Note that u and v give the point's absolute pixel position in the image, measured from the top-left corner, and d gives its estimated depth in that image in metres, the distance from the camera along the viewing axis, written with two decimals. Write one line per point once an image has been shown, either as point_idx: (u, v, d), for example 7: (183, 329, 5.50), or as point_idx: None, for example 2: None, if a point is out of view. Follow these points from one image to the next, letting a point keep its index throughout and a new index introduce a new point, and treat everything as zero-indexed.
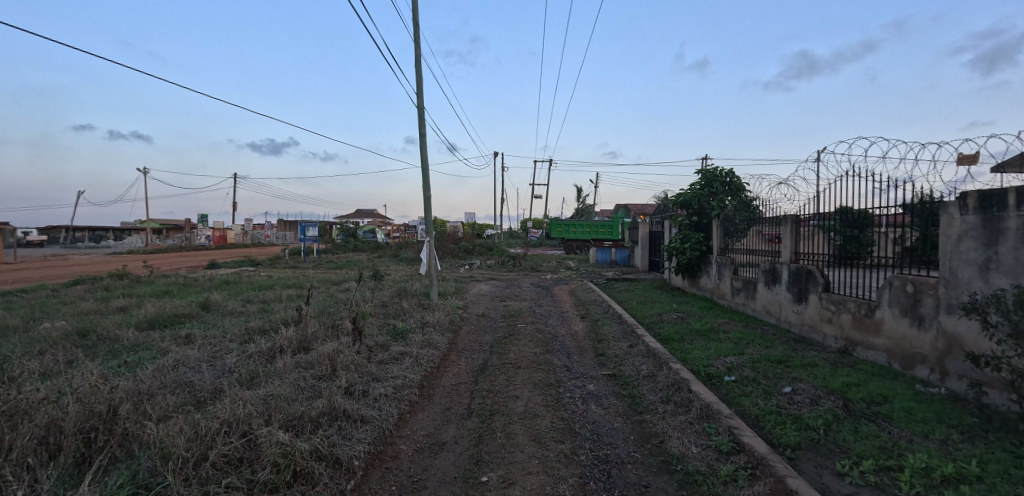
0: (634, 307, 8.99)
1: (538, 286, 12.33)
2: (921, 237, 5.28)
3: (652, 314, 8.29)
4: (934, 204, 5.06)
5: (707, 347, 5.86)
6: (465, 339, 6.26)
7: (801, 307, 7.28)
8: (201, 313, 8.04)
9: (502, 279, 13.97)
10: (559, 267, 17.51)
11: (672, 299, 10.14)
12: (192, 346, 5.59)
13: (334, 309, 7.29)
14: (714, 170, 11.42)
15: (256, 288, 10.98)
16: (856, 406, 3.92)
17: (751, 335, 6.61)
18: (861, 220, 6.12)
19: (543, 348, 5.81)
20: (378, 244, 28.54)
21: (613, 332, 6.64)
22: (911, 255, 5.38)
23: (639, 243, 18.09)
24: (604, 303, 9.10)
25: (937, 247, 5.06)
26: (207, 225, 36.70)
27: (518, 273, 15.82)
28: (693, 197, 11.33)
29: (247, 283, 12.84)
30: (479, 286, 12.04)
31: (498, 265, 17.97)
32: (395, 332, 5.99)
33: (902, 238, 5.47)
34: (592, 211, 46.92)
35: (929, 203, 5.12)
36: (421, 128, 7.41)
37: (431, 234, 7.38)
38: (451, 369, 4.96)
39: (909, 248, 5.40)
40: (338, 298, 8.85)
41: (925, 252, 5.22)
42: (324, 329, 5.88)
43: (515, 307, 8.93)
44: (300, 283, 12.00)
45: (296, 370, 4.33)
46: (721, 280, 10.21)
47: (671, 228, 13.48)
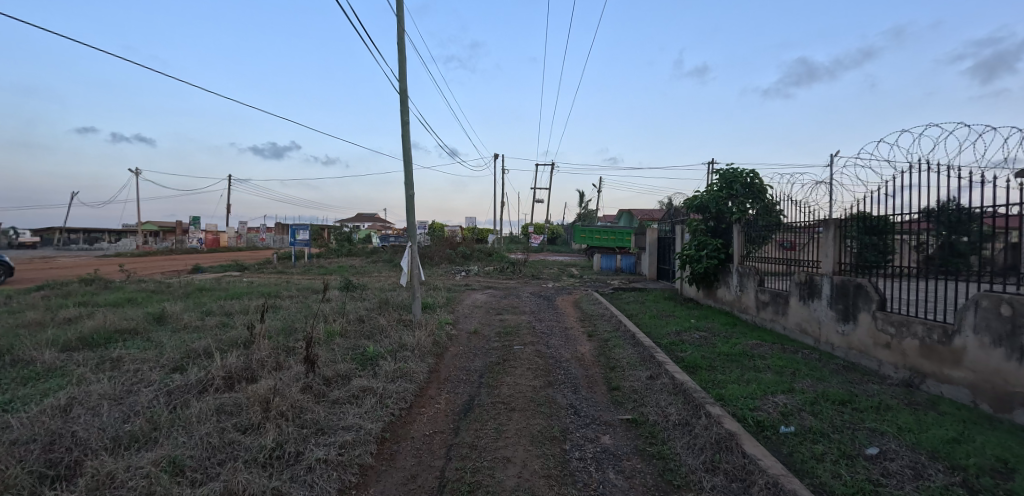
0: (647, 323, 7.92)
1: (539, 296, 11.23)
2: (943, 246, 4.97)
3: (670, 332, 7.19)
4: (957, 213, 4.82)
5: (746, 380, 4.77)
6: (449, 366, 5.17)
7: (848, 327, 6.18)
8: (149, 329, 6.99)
9: (499, 288, 12.86)
10: (562, 275, 16.43)
11: (689, 313, 9.04)
12: (109, 377, 4.52)
13: (299, 326, 6.22)
14: (734, 171, 10.35)
15: (226, 297, 9.91)
16: (979, 481, 2.82)
17: (793, 363, 5.51)
18: (880, 228, 5.79)
19: (544, 379, 4.72)
20: (373, 249, 27.50)
21: (628, 358, 5.54)
22: (931, 265, 5.04)
23: (646, 250, 16.98)
24: (613, 319, 8.01)
25: (961, 257, 4.73)
26: (199, 227, 35.69)
27: (517, 281, 14.72)
28: (710, 200, 10.25)
29: (223, 290, 11.79)
30: (473, 295, 10.94)
31: (496, 272, 16.90)
32: (363, 358, 4.92)
33: (924, 247, 5.17)
34: (594, 216, 45.81)
35: (953, 212, 4.86)
36: (404, 115, 6.34)
37: (413, 239, 6.19)
38: (427, 412, 3.87)
39: (930, 257, 5.07)
40: (310, 310, 7.77)
41: (946, 262, 4.89)
42: (277, 353, 4.82)
43: (512, 321, 7.83)
44: (277, 292, 10.91)
45: (214, 418, 3.25)
46: (744, 292, 9.11)
47: (684, 234, 12.35)
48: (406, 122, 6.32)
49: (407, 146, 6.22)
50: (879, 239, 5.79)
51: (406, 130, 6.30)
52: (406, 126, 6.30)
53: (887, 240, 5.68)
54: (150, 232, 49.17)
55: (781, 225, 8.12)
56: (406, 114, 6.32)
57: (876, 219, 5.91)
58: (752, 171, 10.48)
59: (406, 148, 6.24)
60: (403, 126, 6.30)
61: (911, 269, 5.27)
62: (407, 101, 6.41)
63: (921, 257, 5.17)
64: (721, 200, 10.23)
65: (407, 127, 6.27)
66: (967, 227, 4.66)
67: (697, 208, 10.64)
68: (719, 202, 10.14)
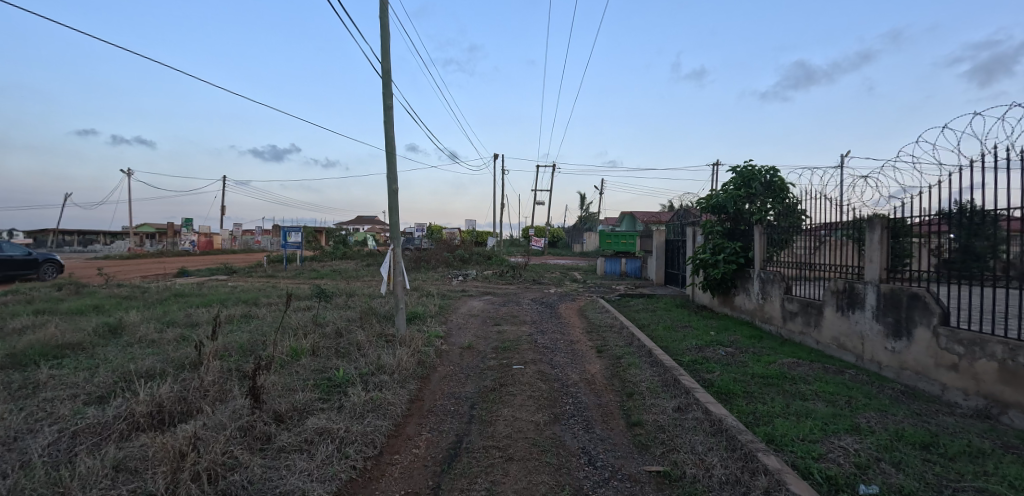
0: (662, 336, 7.08)
1: (540, 303, 10.38)
2: (962, 248, 4.68)
3: (690, 347, 6.33)
4: (977, 214, 4.54)
5: (795, 413, 3.91)
6: (435, 393, 4.31)
7: (900, 343, 5.35)
8: (99, 343, 6.17)
9: (498, 294, 12.02)
10: (564, 280, 15.56)
11: (707, 324, 8.19)
12: (15, 410, 3.68)
13: (263, 343, 5.37)
14: (753, 168, 9.49)
15: (198, 305, 9.06)
16: None
17: (843, 389, 4.65)
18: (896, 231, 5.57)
19: (550, 412, 3.87)
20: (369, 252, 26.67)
21: (647, 382, 4.68)
22: (949, 268, 4.75)
23: (653, 253, 16.10)
24: (623, 331, 7.17)
25: (981, 259, 4.45)
26: (192, 229, 34.88)
27: (518, 286, 13.86)
28: (726, 199, 9.33)
29: (200, 296, 10.96)
30: (469, 303, 10.08)
31: (495, 277, 16.04)
32: (330, 384, 4.07)
33: (942, 249, 4.91)
34: (596, 218, 44.97)
35: (973, 213, 4.58)
36: (386, 99, 5.47)
37: (395, 241, 5.36)
38: (399, 463, 3.00)
39: (947, 260, 4.79)
40: (284, 321, 6.93)
41: (964, 265, 4.60)
42: (224, 380, 3.97)
43: (511, 334, 6.98)
44: (257, 298, 10.07)
45: (103, 481, 2.41)
46: (767, 300, 8.26)
47: (696, 237, 11.46)
48: (389, 106, 5.45)
49: (390, 135, 5.36)
50: (896, 241, 5.54)
51: (389, 116, 5.43)
52: (389, 112, 5.43)
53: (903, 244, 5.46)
54: (145, 234, 48.48)
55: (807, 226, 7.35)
56: (389, 98, 5.45)
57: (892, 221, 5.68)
58: (773, 168, 9.60)
59: (389, 137, 5.39)
60: (385, 112, 5.43)
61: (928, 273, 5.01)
62: (391, 83, 5.54)
63: (938, 261, 4.89)
64: (738, 199, 9.33)
65: (390, 112, 5.40)
66: (988, 230, 4.39)
67: (712, 208, 9.76)
68: (738, 202, 9.25)
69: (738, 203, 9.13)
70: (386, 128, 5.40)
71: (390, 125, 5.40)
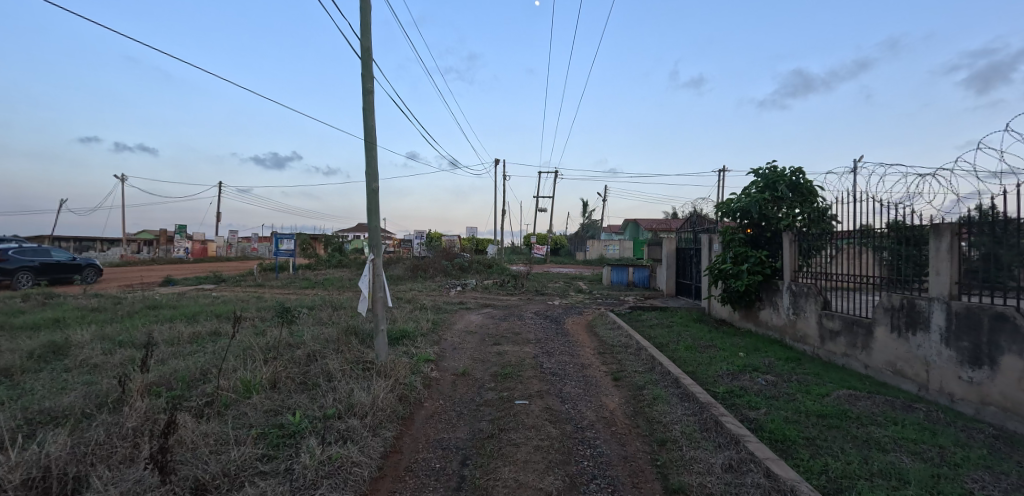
0: (686, 359, 6.17)
1: (544, 318, 9.47)
2: (986, 257, 4.52)
3: (722, 374, 5.43)
4: (1003, 221, 4.34)
5: (883, 477, 3.00)
6: (417, 443, 3.40)
7: (980, 374, 4.45)
8: (32, 367, 5.30)
9: (498, 306, 11.10)
10: (569, 291, 14.65)
11: (733, 343, 7.27)
12: None
13: (217, 372, 4.49)
14: (778, 170, 8.67)
15: (166, 321, 8.16)
16: None
17: (926, 435, 3.74)
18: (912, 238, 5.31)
19: (565, 473, 2.96)
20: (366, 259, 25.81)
21: (682, 424, 3.78)
22: (973, 278, 4.60)
23: (663, 262, 15.20)
24: (641, 352, 6.26)
25: (1006, 269, 4.29)
26: (186, 236, 34.10)
27: (519, 298, 12.95)
28: (752, 203, 8.39)
29: (175, 309, 10.07)
30: (466, 317, 9.18)
31: (496, 287, 15.15)
32: (281, 433, 3.16)
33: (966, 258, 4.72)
34: (599, 225, 44.11)
35: (1000, 220, 4.38)
36: (364, 82, 4.61)
37: (376, 250, 4.46)
38: None
39: (972, 269, 4.62)
40: (252, 342, 6.05)
41: (991, 274, 4.45)
42: (144, 430, 3.08)
43: (513, 356, 6.09)
44: (234, 311, 9.21)
45: None
46: (800, 316, 7.37)
47: (714, 245, 10.55)
48: (368, 90, 4.59)
49: (369, 124, 4.50)
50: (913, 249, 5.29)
51: (368, 102, 4.57)
52: (368, 97, 4.56)
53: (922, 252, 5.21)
54: (141, 241, 47.86)
55: (841, 232, 6.62)
56: (368, 81, 4.59)
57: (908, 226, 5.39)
58: (799, 169, 8.76)
59: (368, 127, 4.53)
60: (364, 97, 4.56)
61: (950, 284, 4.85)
62: (371, 63, 4.67)
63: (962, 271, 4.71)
64: (766, 204, 8.41)
65: (369, 98, 4.53)
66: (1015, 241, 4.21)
67: (734, 214, 8.86)
68: (763, 206, 8.35)
69: (764, 208, 8.22)
70: (365, 116, 4.54)
71: (370, 113, 4.54)
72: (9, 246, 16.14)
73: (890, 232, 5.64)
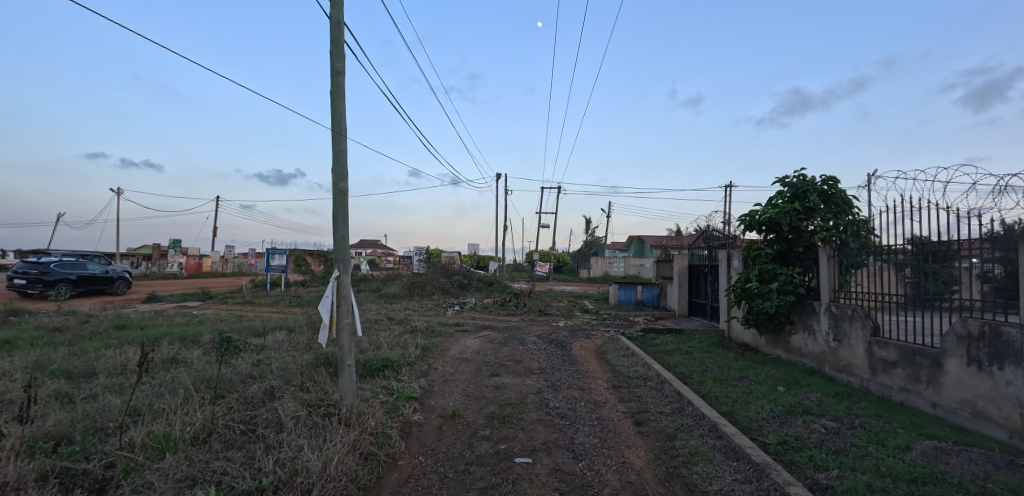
0: (717, 395, 5.23)
1: (548, 341, 8.55)
2: (1009, 272, 4.29)
3: (766, 417, 4.47)
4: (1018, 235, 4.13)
5: None
6: None
7: None
8: None
9: (498, 328, 10.19)
10: (574, 311, 13.71)
11: (767, 373, 6.31)
12: None
13: (142, 417, 3.59)
14: (809, 180, 7.90)
15: (123, 345, 7.26)
16: None
17: None
18: (936, 254, 5.07)
19: None
20: (362, 276, 24.93)
21: None
22: (998, 295, 4.36)
23: (673, 281, 14.29)
24: (664, 387, 5.32)
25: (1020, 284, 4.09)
26: (181, 251, 33.38)
27: (521, 318, 12.00)
28: (782, 214, 7.51)
29: (142, 329, 9.18)
30: (462, 341, 8.27)
31: (496, 307, 14.22)
32: None
33: (991, 274, 4.48)
34: (602, 243, 43.34)
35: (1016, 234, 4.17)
36: (333, 62, 3.87)
37: (343, 267, 3.58)
38: None
39: (997, 286, 4.38)
40: (207, 373, 5.15)
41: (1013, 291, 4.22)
42: None
43: (513, 390, 5.16)
44: (206, 333, 8.33)
45: None
46: (842, 343, 6.44)
47: (734, 261, 9.66)
48: (337, 71, 3.85)
49: (335, 111, 3.73)
50: (938, 266, 5.04)
51: (336, 85, 3.83)
52: (336, 79, 3.82)
53: (948, 269, 4.96)
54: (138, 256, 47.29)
55: (867, 246, 6.19)
56: (337, 60, 3.85)
57: (929, 243, 5.18)
58: (832, 179, 7.96)
59: (336, 113, 3.75)
60: (332, 78, 3.82)
61: (972, 300, 4.60)
62: (341, 39, 3.92)
63: (989, 287, 4.47)
64: (797, 216, 7.56)
65: (338, 79, 3.79)
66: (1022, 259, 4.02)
67: (759, 226, 8.00)
68: (795, 217, 7.49)
69: (796, 219, 7.36)
70: (332, 100, 3.78)
71: (338, 96, 3.80)
72: (52, 259, 16.95)
73: (912, 249, 5.42)
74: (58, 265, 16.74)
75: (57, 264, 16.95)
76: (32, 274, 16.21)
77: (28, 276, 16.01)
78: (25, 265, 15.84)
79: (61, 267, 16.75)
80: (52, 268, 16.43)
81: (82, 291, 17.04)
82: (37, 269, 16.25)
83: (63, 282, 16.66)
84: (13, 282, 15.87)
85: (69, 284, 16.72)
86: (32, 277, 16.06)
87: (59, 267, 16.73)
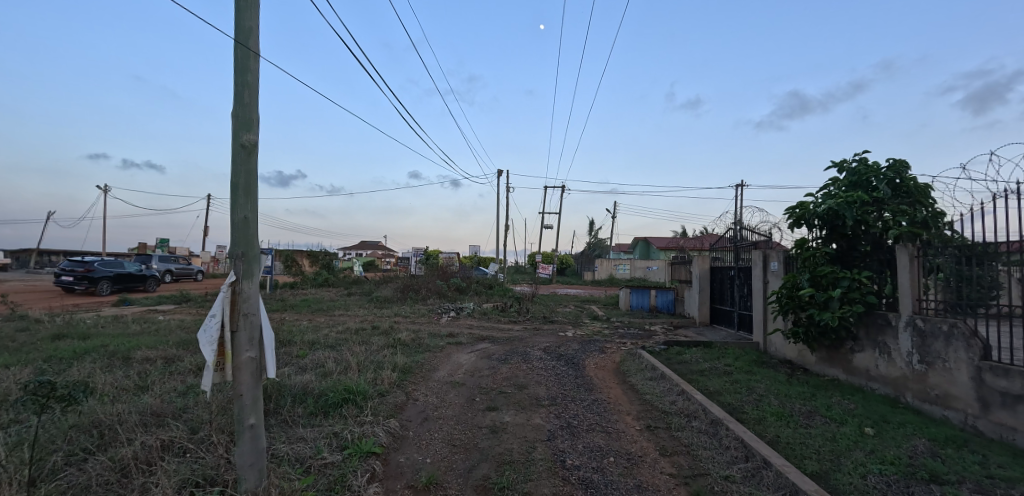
0: (793, 445, 3.83)
1: (556, 357, 7.17)
2: None
3: (882, 487, 3.08)
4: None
5: None
6: None
7: None
8: None
9: (497, 339, 8.82)
10: (582, 318, 12.31)
11: (841, 407, 4.90)
12: None
13: None
14: (872, 164, 6.57)
15: (38, 362, 5.94)
16: None
17: None
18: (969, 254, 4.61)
19: None
20: (354, 278, 23.58)
21: None
22: None
23: (692, 284, 12.87)
24: (720, 432, 3.94)
25: None
26: (168, 250, 32.12)
27: (523, 327, 10.63)
28: (842, 205, 6.16)
29: (82, 340, 7.88)
30: (453, 357, 6.91)
31: (496, 312, 12.87)
32: None
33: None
34: (607, 245, 41.97)
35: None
36: None
37: (242, 269, 2.26)
38: None
39: None
40: (98, 411, 3.79)
41: None
42: None
43: (514, 437, 3.78)
44: (151, 345, 7.02)
45: None
46: (931, 367, 5.08)
47: (772, 262, 8.28)
48: None
49: (240, 25, 2.44)
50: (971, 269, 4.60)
51: None
52: None
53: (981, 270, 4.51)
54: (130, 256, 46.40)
55: (912, 248, 5.42)
56: None
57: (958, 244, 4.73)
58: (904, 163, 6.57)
59: (244, 28, 2.46)
60: None
61: None
62: None
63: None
64: (861, 206, 6.21)
65: None
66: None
67: (812, 221, 6.64)
68: (860, 209, 6.13)
69: (863, 211, 5.99)
70: (238, 9, 2.50)
71: (248, 4, 2.51)
72: (95, 258, 18.02)
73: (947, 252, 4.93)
74: (102, 265, 17.78)
75: (100, 263, 17.98)
76: (79, 272, 17.28)
77: (75, 274, 17.05)
78: (73, 263, 16.82)
79: (104, 266, 17.79)
80: (96, 266, 17.45)
81: (121, 288, 18.02)
82: (83, 267, 17.23)
83: (105, 279, 17.69)
84: (62, 279, 16.93)
85: (110, 281, 17.78)
86: (79, 274, 17.09)
87: (102, 266, 17.77)
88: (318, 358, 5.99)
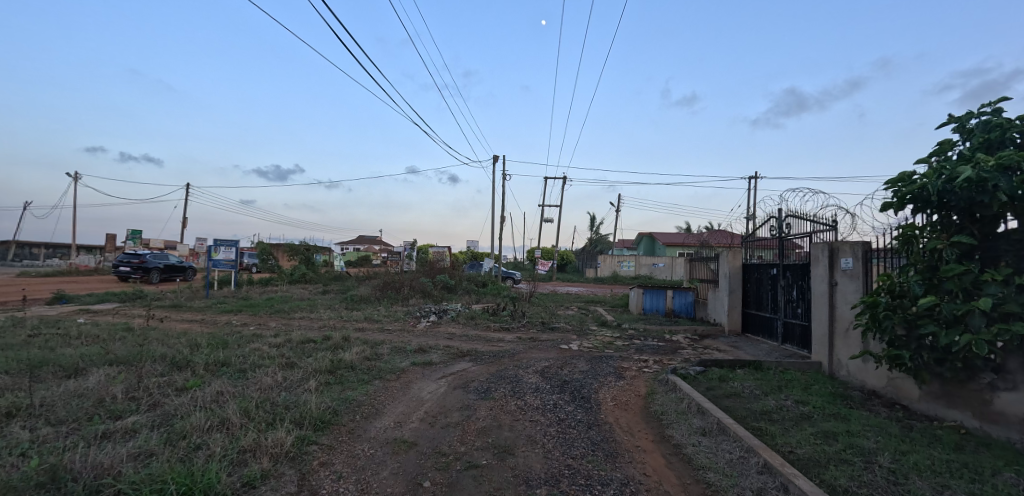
0: None
1: (555, 387, 5.16)
2: None
3: None
4: None
5: None
6: None
7: None
8: None
9: (480, 355, 6.82)
10: (587, 325, 10.29)
11: None
12: None
13: None
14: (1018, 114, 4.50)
15: None
16: None
17: None
18: None
19: None
20: (335, 274, 21.56)
21: None
22: None
23: (717, 284, 10.88)
24: None
25: None
26: (140, 243, 30.25)
27: (516, 336, 8.62)
28: (985, 172, 4.10)
29: None
30: (412, 387, 4.88)
31: (485, 316, 10.88)
32: None
33: None
34: (609, 241, 40.02)
35: None
36: None
37: None
38: None
39: None
40: None
41: None
42: None
43: None
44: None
45: None
46: None
47: (841, 259, 6.32)
48: None
49: None
50: None
51: None
52: None
53: None
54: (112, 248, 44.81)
55: None
56: None
57: None
58: None
59: None
60: None
61: None
62: None
63: None
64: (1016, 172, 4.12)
65: None
66: None
67: (931, 198, 4.61)
68: (1015, 177, 4.06)
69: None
70: None
71: None
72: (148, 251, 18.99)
73: None
74: (153, 257, 18.85)
75: (151, 255, 18.97)
76: (134, 263, 18.30)
77: (131, 265, 18.20)
78: (129, 257, 17.77)
79: (156, 257, 18.88)
80: (149, 259, 18.55)
81: (168, 277, 19.17)
82: (138, 258, 18.23)
83: (156, 270, 19.01)
84: (121, 267, 17.76)
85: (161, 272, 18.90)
86: (135, 266, 18.23)
87: (155, 257, 18.77)
88: (197, 401, 3.95)
